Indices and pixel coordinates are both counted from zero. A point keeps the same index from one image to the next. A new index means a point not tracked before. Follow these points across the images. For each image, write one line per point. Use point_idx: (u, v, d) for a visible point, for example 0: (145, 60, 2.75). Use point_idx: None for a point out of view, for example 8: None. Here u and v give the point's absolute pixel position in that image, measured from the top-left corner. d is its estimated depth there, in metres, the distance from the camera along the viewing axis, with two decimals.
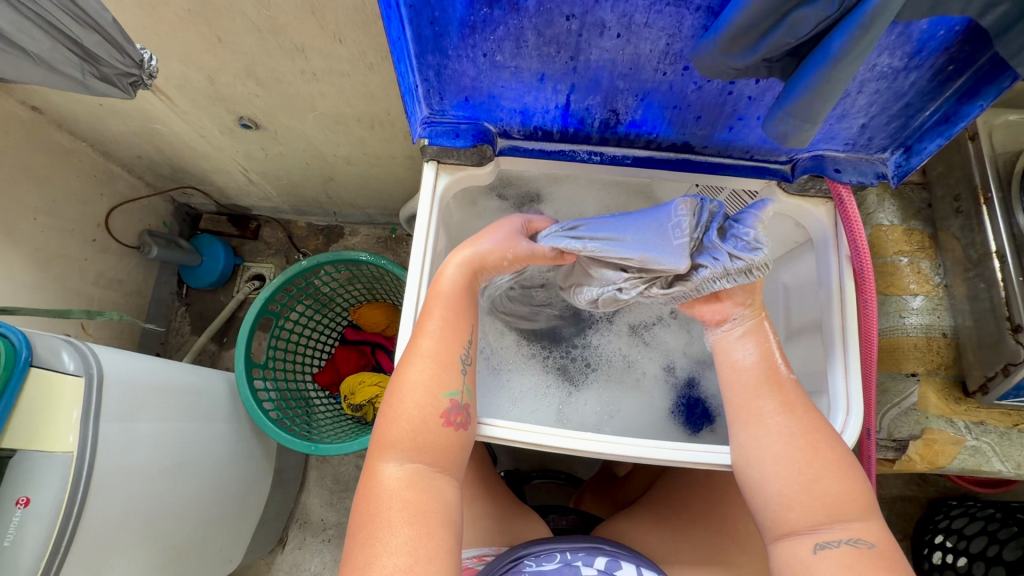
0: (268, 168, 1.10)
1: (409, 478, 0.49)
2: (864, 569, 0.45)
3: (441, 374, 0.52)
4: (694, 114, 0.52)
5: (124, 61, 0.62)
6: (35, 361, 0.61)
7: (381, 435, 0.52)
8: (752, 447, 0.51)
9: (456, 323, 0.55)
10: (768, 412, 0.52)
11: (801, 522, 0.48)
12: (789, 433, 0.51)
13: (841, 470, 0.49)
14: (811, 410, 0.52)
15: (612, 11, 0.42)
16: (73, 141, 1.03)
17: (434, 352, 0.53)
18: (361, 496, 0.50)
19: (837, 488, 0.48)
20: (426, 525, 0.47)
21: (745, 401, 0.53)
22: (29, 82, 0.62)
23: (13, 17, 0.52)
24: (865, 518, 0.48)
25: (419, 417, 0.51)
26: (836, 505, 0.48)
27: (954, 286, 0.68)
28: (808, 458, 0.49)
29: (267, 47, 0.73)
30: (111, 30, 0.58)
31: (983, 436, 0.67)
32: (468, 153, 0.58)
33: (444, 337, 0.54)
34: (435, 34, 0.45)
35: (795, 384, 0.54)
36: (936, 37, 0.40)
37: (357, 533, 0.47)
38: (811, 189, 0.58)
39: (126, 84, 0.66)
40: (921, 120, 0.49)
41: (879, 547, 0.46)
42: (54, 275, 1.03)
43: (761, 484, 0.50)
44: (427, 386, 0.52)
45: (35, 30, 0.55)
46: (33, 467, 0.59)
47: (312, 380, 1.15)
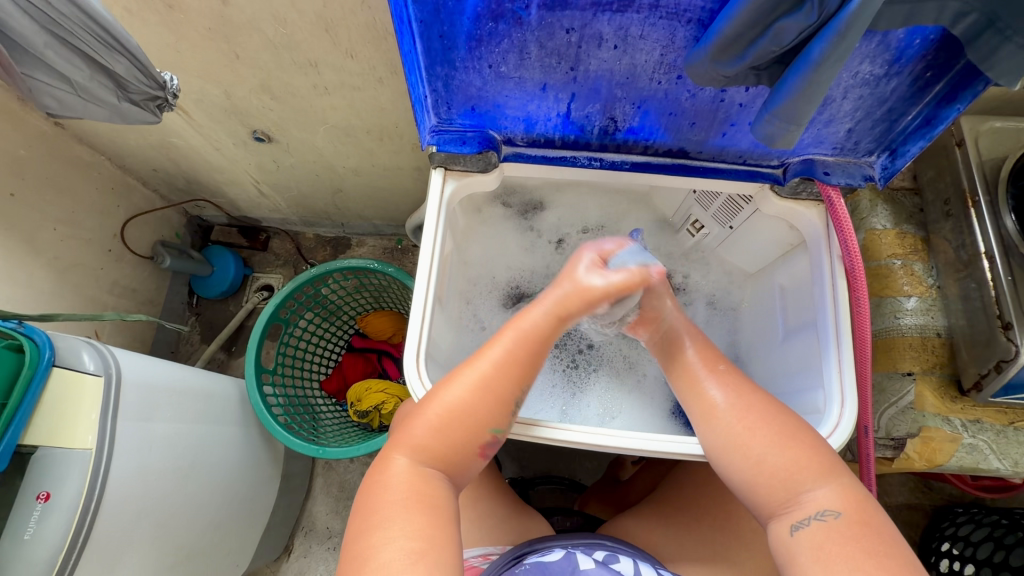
0: (279, 180, 1.13)
1: (421, 477, 0.50)
2: (835, 544, 0.45)
3: (491, 406, 0.52)
4: (689, 121, 0.55)
5: (149, 83, 0.66)
6: (57, 360, 0.63)
7: (406, 430, 0.53)
8: (705, 440, 0.54)
9: (520, 359, 0.53)
10: (711, 400, 0.55)
11: (774, 503, 0.50)
12: (731, 420, 0.53)
13: (784, 442, 0.50)
14: (748, 390, 0.55)
15: (609, 23, 0.45)
16: (92, 154, 1.07)
17: (490, 383, 0.52)
18: (368, 490, 0.50)
19: (782, 461, 0.50)
20: (428, 523, 0.47)
21: (688, 396, 0.57)
22: (70, 114, 0.67)
23: (56, 46, 0.57)
24: (824, 484, 0.48)
25: (455, 434, 0.51)
26: (787, 479, 0.49)
27: (947, 287, 0.70)
28: (751, 439, 0.51)
29: (282, 62, 0.76)
30: (140, 55, 0.61)
31: (979, 434, 0.68)
32: (475, 159, 0.61)
33: (503, 369, 0.53)
34: (444, 46, 0.48)
35: (731, 371, 0.57)
36: (914, 45, 0.43)
37: (361, 519, 0.48)
38: (803, 192, 0.60)
39: (155, 107, 0.70)
40: (904, 123, 0.52)
41: (846, 516, 0.46)
42: (71, 284, 1.06)
43: (729, 475, 0.53)
44: (474, 415, 0.51)
45: (74, 58, 0.59)
46: (55, 462, 0.61)
47: (319, 387, 1.17)
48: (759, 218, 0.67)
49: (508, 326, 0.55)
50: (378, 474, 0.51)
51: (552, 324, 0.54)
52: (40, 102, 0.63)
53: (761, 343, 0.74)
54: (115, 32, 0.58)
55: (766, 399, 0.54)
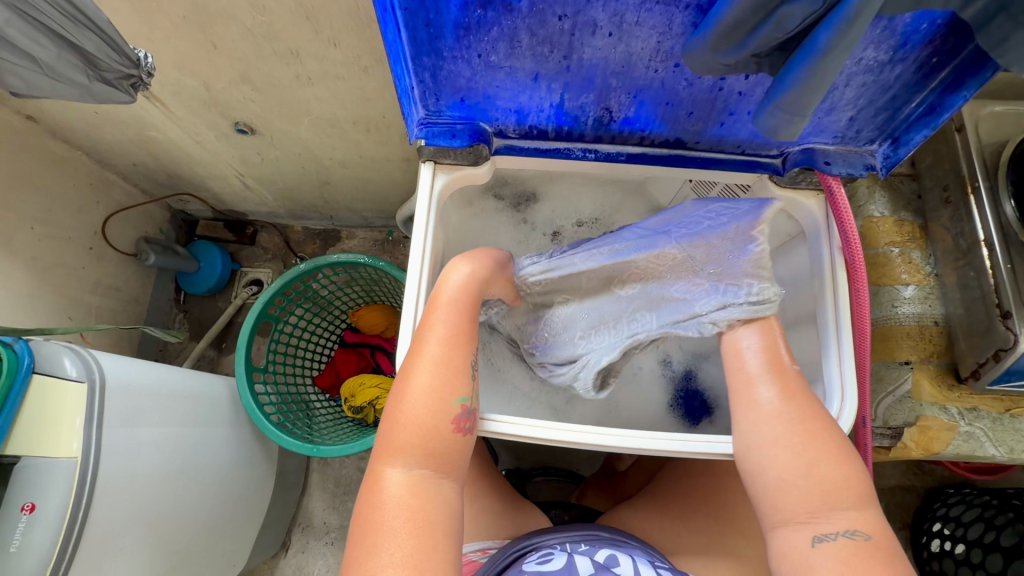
0: (264, 173, 1.10)
1: (412, 484, 0.48)
2: (861, 563, 0.44)
3: (450, 380, 0.52)
4: (686, 110, 0.53)
5: (122, 61, 0.62)
6: (36, 367, 0.61)
7: (386, 439, 0.50)
8: (752, 431, 0.51)
9: (462, 332, 0.55)
10: (765, 397, 0.52)
11: (800, 511, 0.47)
12: (790, 420, 0.51)
13: (840, 458, 0.48)
14: (803, 394, 0.52)
15: (604, 10, 0.43)
16: (68, 149, 1.03)
17: (439, 355, 0.53)
18: (365, 513, 0.47)
19: (832, 474, 0.48)
20: (427, 539, 0.46)
21: (740, 391, 0.55)
22: (37, 92, 0.62)
23: (15, 21, 0.52)
24: (860, 509, 0.47)
25: (430, 423, 0.50)
26: (833, 492, 0.47)
27: (945, 275, 0.70)
28: (807, 444, 0.49)
29: (261, 51, 0.73)
30: (108, 30, 0.57)
31: (976, 422, 0.68)
32: (464, 153, 0.59)
33: (451, 343, 0.54)
34: (430, 36, 0.46)
35: (797, 374, 0.54)
36: (920, 30, 0.41)
37: (361, 547, 0.45)
38: (802, 181, 0.59)
39: (128, 86, 0.65)
40: (907, 112, 0.50)
41: (875, 540, 0.45)
42: (52, 284, 1.03)
43: (760, 471, 0.50)
44: (438, 395, 0.51)
45: (39, 36, 0.55)
46: (39, 473, 0.59)
47: (313, 383, 1.16)
48: None
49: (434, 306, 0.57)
50: (371, 495, 0.48)
51: (467, 289, 0.58)
52: (5, 81, 0.59)
53: None
54: (81, 5, 0.54)
55: (826, 414, 0.52)
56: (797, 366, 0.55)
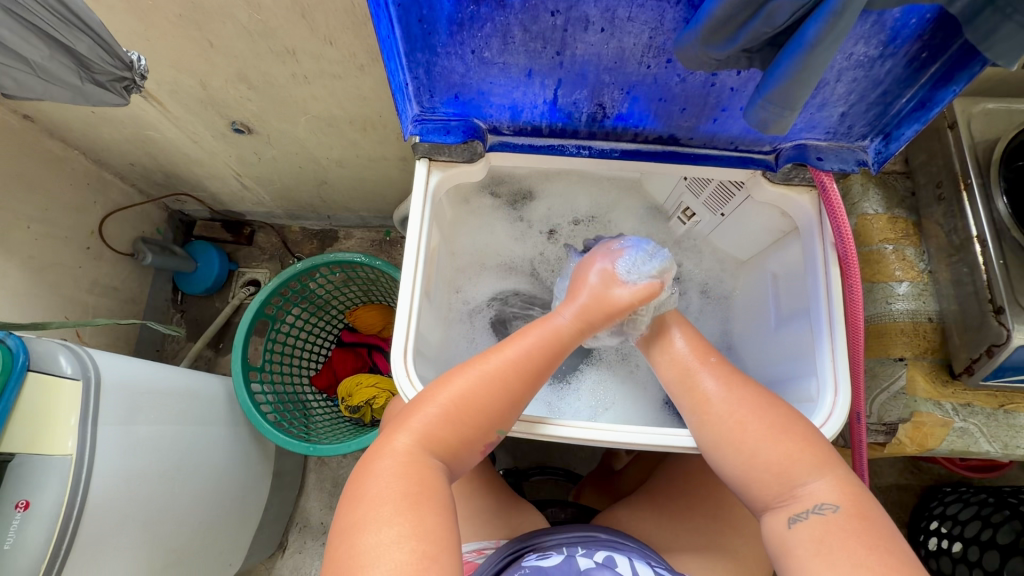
0: (261, 172, 1.10)
1: (416, 459, 0.49)
2: (837, 538, 0.44)
3: (506, 405, 0.53)
4: (679, 106, 0.53)
5: (115, 63, 0.62)
6: (32, 365, 0.61)
7: (409, 414, 0.52)
8: (699, 432, 0.55)
9: (539, 366, 0.56)
10: (703, 393, 0.56)
11: (768, 497, 0.50)
12: (723, 412, 0.54)
13: (777, 436, 0.51)
14: (738, 383, 0.56)
15: (596, 5, 0.43)
16: (65, 149, 1.03)
17: (506, 375, 0.54)
18: (362, 473, 0.48)
19: (775, 455, 0.50)
20: (428, 510, 0.46)
21: (681, 394, 0.58)
22: (29, 95, 0.62)
23: (9, 23, 0.52)
24: (821, 475, 0.48)
25: (464, 426, 0.52)
26: (783, 471, 0.49)
27: (938, 272, 0.70)
28: (743, 432, 0.52)
29: (258, 50, 0.73)
30: (101, 32, 0.58)
31: (970, 418, 0.68)
32: (459, 149, 0.59)
33: (524, 373, 0.55)
34: (423, 31, 0.46)
35: (722, 363, 0.58)
36: (909, 25, 0.42)
37: (357, 507, 0.46)
38: (795, 178, 0.59)
39: (121, 88, 0.66)
40: (898, 107, 0.50)
41: (844, 508, 0.46)
42: (49, 284, 1.03)
43: (720, 469, 0.53)
44: (489, 412, 0.53)
45: (31, 36, 0.55)
46: (34, 470, 0.59)
47: (310, 383, 1.16)
48: (751, 205, 0.66)
49: (533, 327, 0.59)
50: (374, 459, 0.49)
51: (576, 329, 0.59)
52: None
53: (754, 332, 0.73)
54: (74, 7, 0.55)
55: (766, 393, 0.55)
56: (719, 358, 0.59)
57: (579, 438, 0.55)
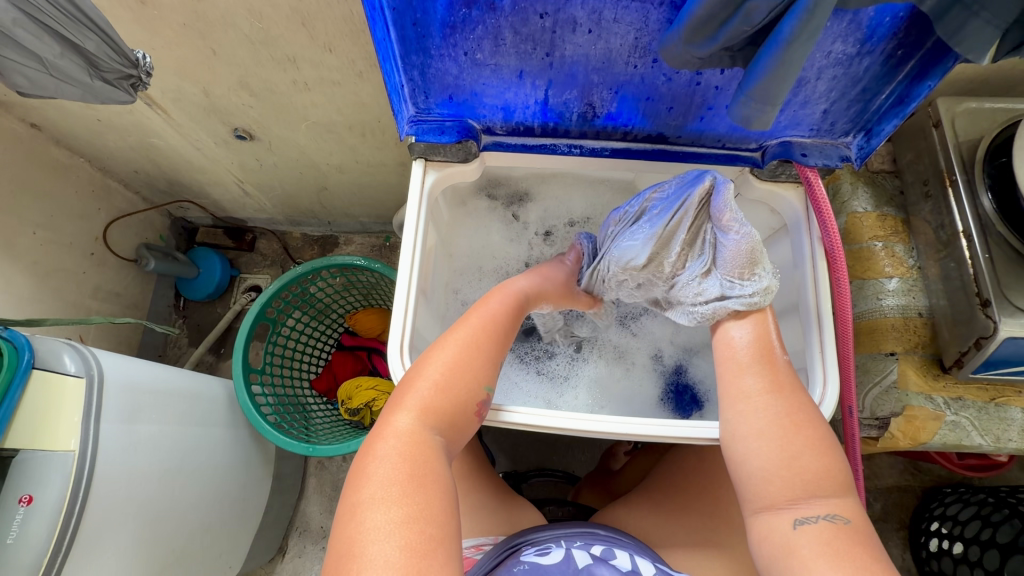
0: (262, 179, 1.12)
1: (418, 435, 0.50)
2: (843, 545, 0.44)
3: (484, 364, 0.56)
4: (666, 105, 0.55)
5: (121, 60, 0.63)
6: (37, 363, 0.62)
7: (403, 395, 0.53)
8: (739, 421, 0.52)
9: (504, 325, 0.59)
10: (755, 389, 0.53)
11: (779, 497, 0.48)
12: (776, 412, 0.51)
13: (822, 450, 0.49)
14: (800, 392, 0.53)
15: (582, 7, 0.45)
16: (70, 157, 1.05)
17: (477, 338, 0.57)
18: (367, 454, 0.49)
19: (816, 464, 0.48)
20: (433, 494, 0.46)
21: (729, 383, 0.55)
22: (42, 93, 0.63)
23: (22, 21, 0.53)
24: (841, 496, 0.48)
25: (453, 393, 0.53)
26: (814, 481, 0.48)
27: (927, 268, 0.71)
28: (793, 435, 0.50)
29: (259, 58, 0.75)
30: (109, 31, 0.59)
31: (962, 411, 0.68)
32: (454, 149, 0.60)
33: (490, 331, 0.58)
34: (418, 34, 0.48)
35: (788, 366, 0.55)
36: (884, 24, 0.43)
37: (359, 488, 0.46)
38: (781, 174, 0.60)
39: (128, 86, 0.67)
40: (878, 103, 0.52)
41: (854, 525, 0.46)
42: (53, 288, 1.05)
43: (744, 458, 0.51)
44: (469, 374, 0.54)
45: (42, 34, 0.56)
46: (36, 468, 0.60)
47: (310, 386, 1.17)
48: (741, 203, 0.68)
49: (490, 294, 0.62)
50: (377, 439, 0.50)
51: (527, 293, 0.64)
52: (10, 80, 0.60)
53: None
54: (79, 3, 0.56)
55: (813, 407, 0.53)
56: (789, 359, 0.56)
57: (571, 428, 0.56)
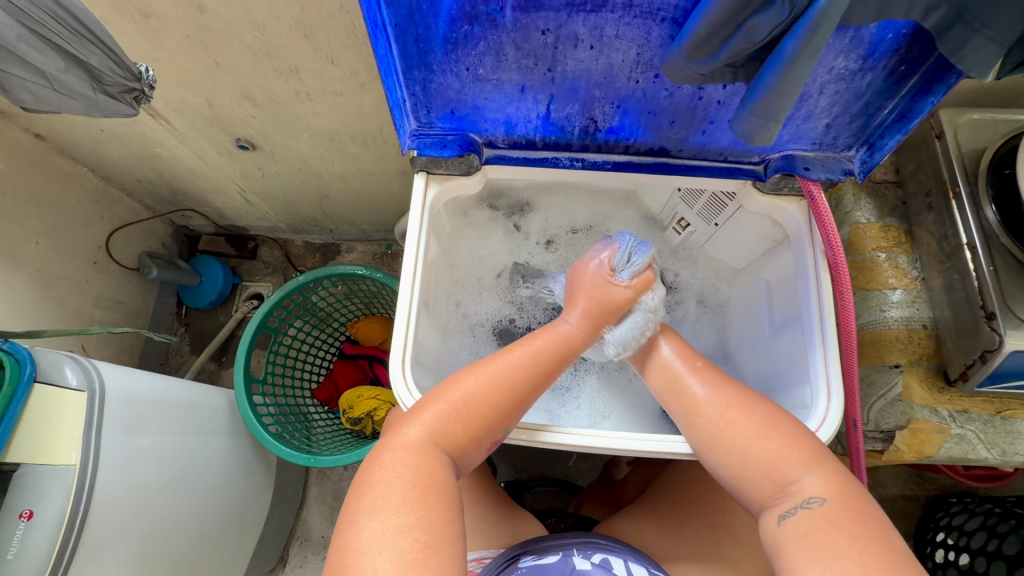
0: (265, 187, 1.13)
1: (428, 452, 0.50)
2: (822, 530, 0.45)
3: (511, 408, 0.55)
4: (668, 119, 0.55)
5: (123, 73, 0.64)
6: (39, 376, 0.62)
7: (419, 410, 0.53)
8: (692, 436, 0.55)
9: (548, 369, 0.57)
10: (694, 396, 0.56)
11: (763, 496, 0.50)
12: (715, 414, 0.54)
13: (766, 434, 0.51)
14: (729, 383, 0.56)
15: (584, 24, 0.45)
16: (74, 166, 1.06)
17: (515, 378, 0.55)
18: (369, 466, 0.49)
19: (765, 454, 0.50)
20: (436, 504, 0.46)
21: (669, 400, 0.58)
22: (45, 108, 0.63)
23: (27, 37, 0.54)
24: (808, 471, 0.48)
25: (471, 423, 0.53)
26: (772, 470, 0.50)
27: (931, 279, 0.71)
28: (733, 433, 0.52)
29: (262, 69, 0.76)
30: (112, 44, 0.60)
31: (967, 424, 0.68)
32: (456, 163, 0.60)
33: (529, 374, 0.56)
34: (420, 50, 0.48)
35: (709, 368, 0.58)
36: (886, 40, 0.43)
37: (361, 498, 0.46)
38: (784, 188, 0.59)
39: (131, 99, 0.68)
40: (881, 117, 0.52)
41: (831, 500, 0.46)
42: (55, 297, 1.05)
43: (716, 471, 0.53)
44: (492, 410, 0.54)
45: (46, 48, 0.56)
46: (37, 481, 0.60)
47: (311, 395, 1.16)
48: (743, 215, 0.67)
49: (540, 332, 0.60)
50: (383, 452, 0.50)
51: (582, 335, 0.60)
52: (14, 96, 0.59)
53: (751, 338, 0.74)
54: (82, 17, 0.56)
55: (754, 395, 0.55)
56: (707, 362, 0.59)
57: (575, 444, 0.56)
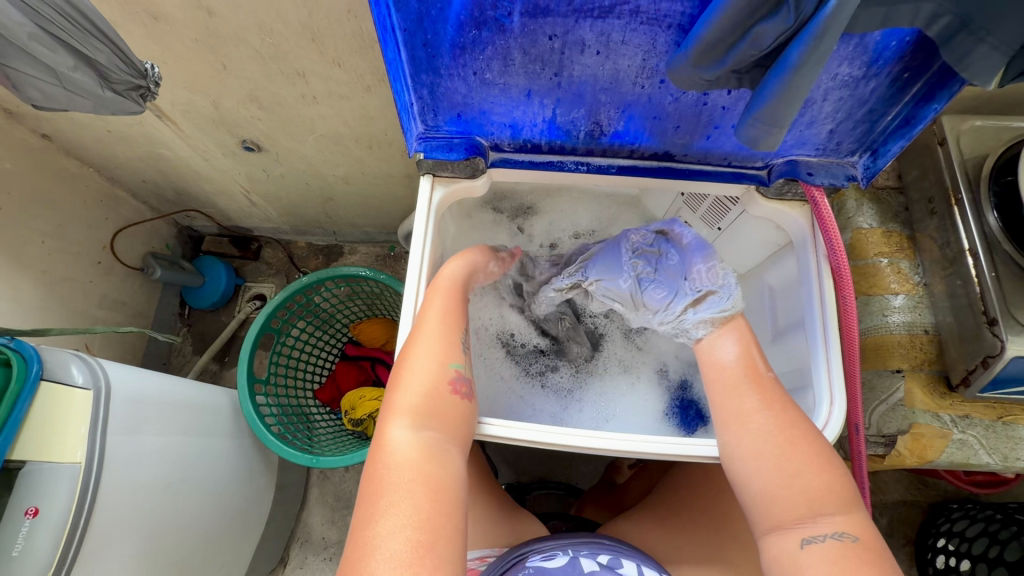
0: (269, 189, 1.13)
1: (415, 442, 0.49)
2: (850, 565, 0.44)
3: (445, 355, 0.55)
4: (673, 124, 0.55)
5: (130, 71, 0.63)
6: (45, 374, 0.63)
7: (388, 404, 0.51)
8: (733, 444, 0.52)
9: (454, 307, 0.59)
10: (748, 405, 0.53)
11: (787, 516, 0.48)
12: (768, 428, 0.51)
13: (820, 465, 0.49)
14: (790, 403, 0.53)
15: (591, 30, 0.45)
16: (80, 167, 1.06)
17: (439, 330, 0.56)
18: (369, 480, 0.47)
19: (814, 481, 0.48)
20: (438, 505, 0.45)
21: (723, 403, 0.55)
22: (54, 105, 0.63)
23: (39, 35, 0.54)
24: (846, 511, 0.47)
25: (432, 390, 0.52)
26: (815, 498, 0.48)
27: (933, 285, 0.71)
28: (789, 452, 0.50)
29: (269, 72, 0.76)
30: (120, 42, 0.59)
31: (970, 429, 0.68)
32: (462, 166, 0.61)
33: (448, 320, 0.57)
34: (428, 55, 0.49)
35: (775, 382, 0.55)
36: (890, 47, 0.44)
37: (364, 512, 0.45)
38: (788, 193, 0.61)
39: (138, 96, 0.67)
40: (884, 123, 0.52)
41: (862, 541, 0.46)
42: (60, 297, 1.05)
43: (746, 480, 0.51)
44: (438, 369, 0.53)
45: (56, 46, 0.56)
46: (43, 480, 0.60)
47: (313, 396, 1.17)
48: (746, 219, 0.68)
49: (427, 287, 0.61)
50: (376, 460, 0.48)
51: (464, 272, 0.63)
52: (25, 95, 0.60)
53: (753, 342, 0.74)
54: (91, 15, 0.56)
55: (808, 420, 0.53)
56: (773, 374, 0.56)
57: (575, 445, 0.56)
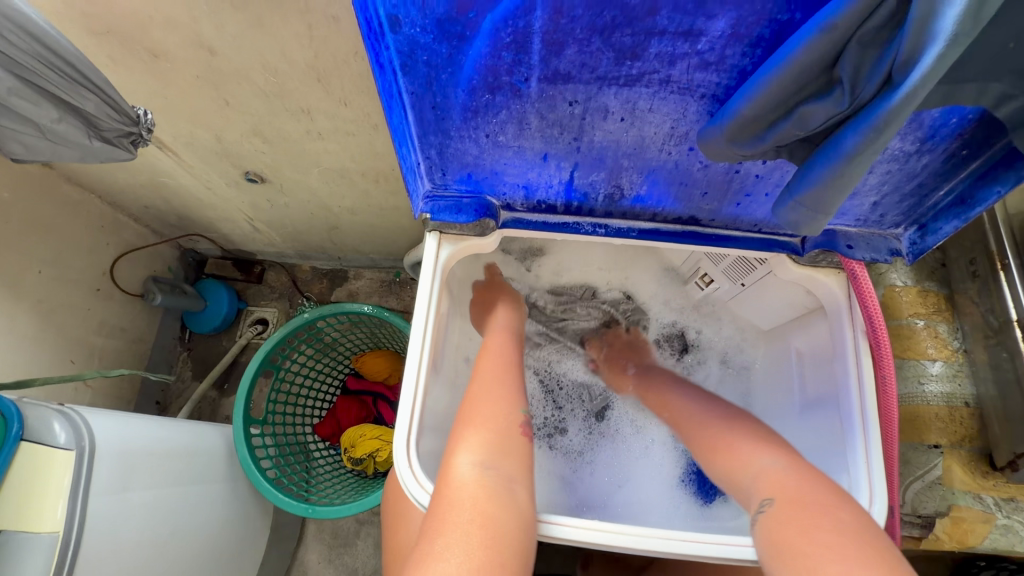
0: (273, 217, 1.10)
1: (482, 476, 0.48)
2: (775, 531, 0.44)
3: (512, 397, 0.57)
4: (700, 190, 0.51)
5: (121, 119, 0.59)
6: (26, 435, 0.59)
7: (455, 441, 0.52)
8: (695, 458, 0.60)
9: (512, 356, 0.63)
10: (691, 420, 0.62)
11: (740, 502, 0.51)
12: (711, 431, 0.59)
13: (747, 446, 0.55)
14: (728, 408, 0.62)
15: (616, 97, 0.42)
16: (81, 193, 1.04)
17: (500, 376, 0.59)
18: (432, 510, 0.46)
19: (742, 460, 0.53)
20: (498, 533, 0.44)
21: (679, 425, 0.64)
22: (41, 157, 0.61)
23: (20, 88, 0.52)
24: (776, 475, 0.49)
25: (500, 425, 0.54)
26: (747, 474, 0.52)
27: (974, 352, 0.66)
28: (719, 446, 0.56)
29: (273, 108, 0.73)
30: (111, 93, 0.56)
31: (1015, 514, 0.63)
32: (471, 226, 0.56)
33: (506, 368, 0.61)
34: (437, 117, 0.45)
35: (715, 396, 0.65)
36: (949, 124, 0.40)
37: (425, 543, 0.43)
38: (823, 261, 0.56)
39: (129, 144, 0.63)
40: (935, 199, 0.48)
41: (785, 504, 0.46)
42: (58, 326, 1.02)
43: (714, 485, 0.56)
44: (504, 407, 0.56)
45: (40, 99, 0.54)
46: (18, 551, 0.57)
47: (312, 431, 1.12)
48: (772, 280, 0.63)
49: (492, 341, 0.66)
50: (441, 489, 0.48)
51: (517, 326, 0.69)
52: (6, 147, 0.58)
53: (776, 406, 0.70)
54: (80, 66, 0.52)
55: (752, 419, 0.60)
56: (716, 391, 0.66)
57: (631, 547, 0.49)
